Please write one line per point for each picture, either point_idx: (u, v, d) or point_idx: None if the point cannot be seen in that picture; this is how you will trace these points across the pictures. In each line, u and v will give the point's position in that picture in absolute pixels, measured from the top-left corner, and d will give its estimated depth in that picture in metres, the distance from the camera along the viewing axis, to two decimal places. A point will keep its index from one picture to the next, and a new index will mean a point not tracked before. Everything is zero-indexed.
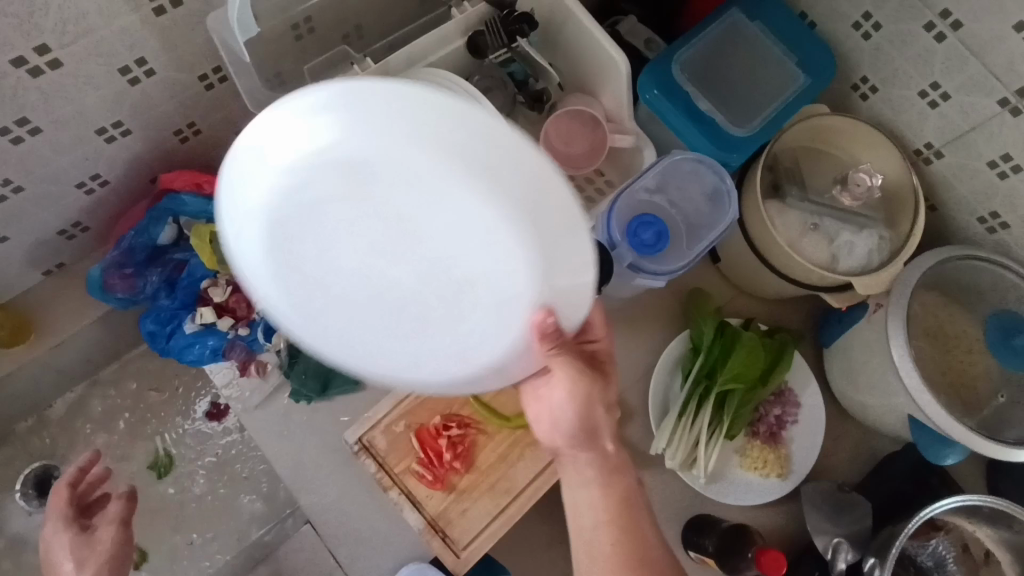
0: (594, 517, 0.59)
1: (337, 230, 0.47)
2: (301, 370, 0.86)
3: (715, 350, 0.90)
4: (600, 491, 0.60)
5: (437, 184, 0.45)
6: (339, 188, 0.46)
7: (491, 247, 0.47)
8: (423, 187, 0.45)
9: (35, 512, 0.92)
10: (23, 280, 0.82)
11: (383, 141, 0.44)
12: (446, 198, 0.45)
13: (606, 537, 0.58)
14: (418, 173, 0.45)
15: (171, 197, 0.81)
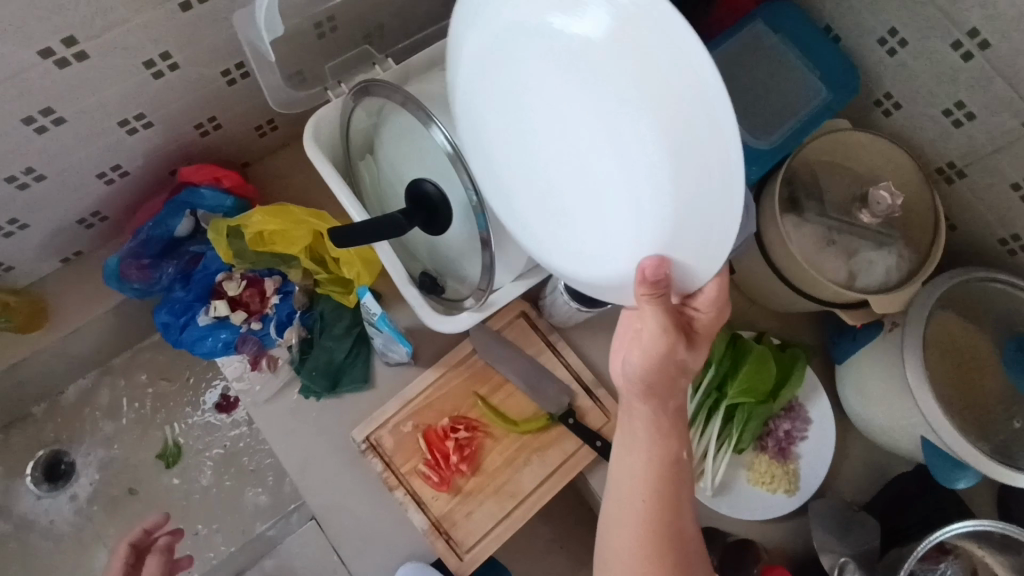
0: (643, 478, 0.55)
1: (518, 121, 0.55)
2: (312, 367, 0.87)
3: (726, 362, 0.90)
4: (656, 453, 0.55)
5: (621, 86, 0.46)
6: (542, 71, 0.50)
7: (642, 166, 0.47)
8: (605, 87, 0.47)
9: (44, 496, 0.93)
10: (41, 267, 0.83)
11: (597, 38, 0.46)
12: (621, 104, 0.46)
13: (646, 499, 0.54)
14: (610, 74, 0.46)
15: (191, 190, 0.82)
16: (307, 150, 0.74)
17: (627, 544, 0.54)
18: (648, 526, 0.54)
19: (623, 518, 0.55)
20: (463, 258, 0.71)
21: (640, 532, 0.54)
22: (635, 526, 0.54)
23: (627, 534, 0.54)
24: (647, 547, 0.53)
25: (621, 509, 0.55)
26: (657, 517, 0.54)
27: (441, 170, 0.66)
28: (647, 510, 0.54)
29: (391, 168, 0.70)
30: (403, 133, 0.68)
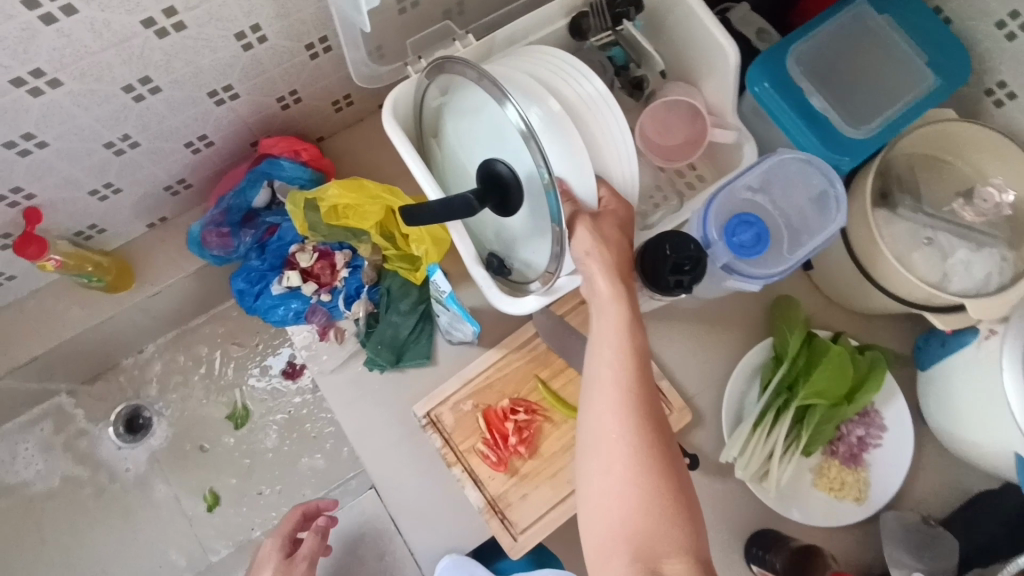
0: (612, 350, 0.62)
1: (458, 151, 0.72)
2: (377, 340, 0.87)
3: (801, 359, 0.87)
4: (619, 324, 0.63)
5: (484, 107, 0.66)
6: (450, 120, 0.71)
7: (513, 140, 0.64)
8: (478, 110, 0.66)
9: (123, 447, 0.97)
10: (129, 230, 0.87)
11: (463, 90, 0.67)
12: (489, 113, 0.65)
13: (616, 368, 0.61)
14: (478, 104, 0.66)
15: (271, 161, 0.82)
16: (385, 125, 0.74)
17: (606, 414, 0.60)
18: (621, 387, 0.60)
19: (598, 391, 0.61)
20: (530, 242, 0.70)
21: (614, 393, 0.60)
22: (609, 391, 0.61)
23: (602, 402, 0.60)
24: (624, 402, 0.60)
25: (599, 384, 0.61)
26: (627, 381, 0.61)
27: (515, 153, 0.64)
28: (619, 377, 0.61)
29: (465, 150, 0.70)
30: (476, 108, 0.66)
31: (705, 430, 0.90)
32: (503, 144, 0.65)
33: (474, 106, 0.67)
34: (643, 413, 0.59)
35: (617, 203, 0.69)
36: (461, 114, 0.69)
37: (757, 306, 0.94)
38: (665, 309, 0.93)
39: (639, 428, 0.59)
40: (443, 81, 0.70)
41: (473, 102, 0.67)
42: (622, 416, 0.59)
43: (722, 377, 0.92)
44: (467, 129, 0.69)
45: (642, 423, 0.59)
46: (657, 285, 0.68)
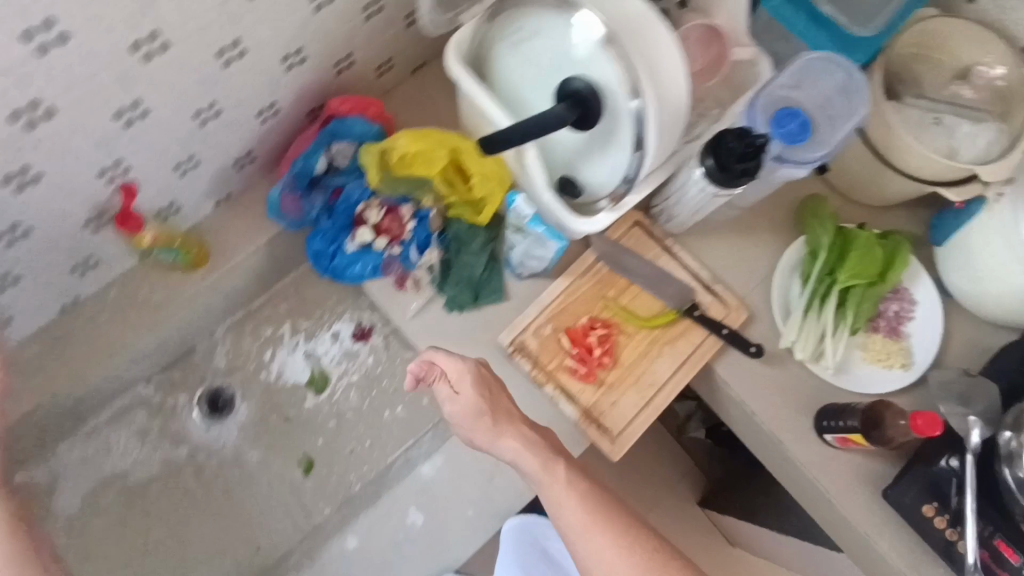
0: (551, 490, 0.77)
1: (526, 77, 0.80)
2: (454, 281, 0.94)
3: (836, 247, 0.97)
4: (547, 476, 0.78)
5: (557, 30, 0.76)
6: (518, 50, 0.79)
7: (592, 51, 0.73)
8: (552, 33, 0.76)
9: (212, 426, 1.01)
10: (200, 209, 0.91)
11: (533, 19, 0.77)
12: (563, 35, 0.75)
13: (569, 496, 0.77)
14: (550, 29, 0.76)
15: (338, 121, 0.88)
16: (450, 66, 0.80)
17: (585, 544, 0.76)
18: (581, 509, 0.77)
19: (572, 532, 0.77)
20: (602, 155, 0.80)
21: (583, 520, 0.76)
22: (577, 518, 0.77)
23: (575, 536, 0.76)
24: (590, 515, 0.77)
25: (561, 523, 0.77)
26: (580, 498, 0.78)
27: (596, 63, 0.73)
28: (573, 500, 0.77)
29: (536, 75, 0.79)
30: (547, 31, 0.76)
31: (761, 324, 0.98)
32: (580, 59, 0.74)
33: (546, 33, 0.77)
34: (595, 507, 0.77)
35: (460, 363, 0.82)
36: (530, 42, 0.78)
37: (787, 210, 1.03)
38: (707, 222, 1.01)
39: (608, 521, 0.77)
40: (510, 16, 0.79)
41: (545, 28, 0.77)
42: (597, 538, 0.75)
43: (767, 277, 1.00)
44: (538, 54, 0.78)
45: (600, 520, 0.77)
46: (725, 175, 0.76)
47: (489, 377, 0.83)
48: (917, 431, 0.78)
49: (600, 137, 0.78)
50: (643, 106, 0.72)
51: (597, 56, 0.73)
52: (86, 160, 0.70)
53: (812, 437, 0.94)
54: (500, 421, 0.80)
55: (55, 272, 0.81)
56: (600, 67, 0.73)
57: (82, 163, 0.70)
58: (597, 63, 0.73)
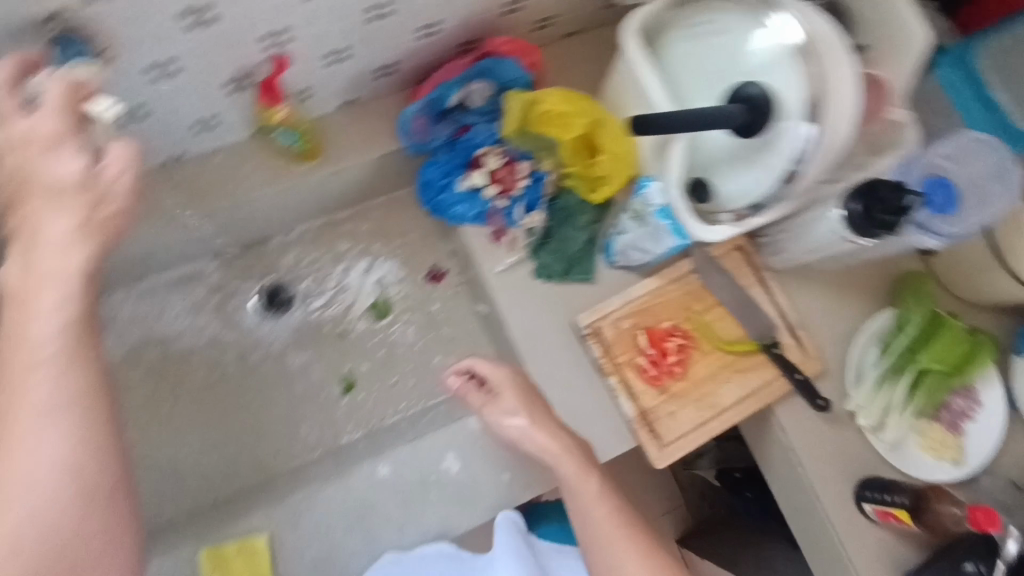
0: (583, 491, 0.78)
1: (698, 69, 0.78)
2: (552, 250, 0.93)
3: (925, 327, 0.95)
4: (581, 478, 0.78)
5: (749, 30, 0.74)
6: (700, 39, 0.78)
7: (779, 60, 0.71)
8: (742, 32, 0.75)
9: (265, 320, 1.00)
10: (326, 104, 0.89)
11: (728, 13, 0.76)
12: (754, 36, 0.74)
13: (598, 501, 0.77)
14: (743, 27, 0.75)
15: (496, 60, 0.86)
16: (625, 32, 0.79)
17: (608, 556, 0.74)
18: (611, 515, 0.77)
19: (597, 538, 0.75)
20: (746, 169, 0.78)
21: (609, 526, 0.76)
22: (605, 523, 0.76)
23: (600, 545, 0.75)
24: (618, 524, 0.76)
25: (586, 527, 0.76)
26: (610, 505, 0.77)
27: (777, 73, 0.71)
28: (604, 504, 0.77)
29: (710, 68, 0.77)
30: (739, 28, 0.75)
31: (828, 382, 0.98)
32: (764, 64, 0.73)
33: (737, 29, 0.75)
34: (625, 517, 0.77)
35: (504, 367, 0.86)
36: (715, 34, 0.77)
37: (882, 279, 1.02)
38: (804, 267, 1.00)
39: (635, 533, 0.76)
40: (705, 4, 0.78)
41: (737, 25, 0.75)
42: (623, 548, 0.74)
43: (846, 337, 1.00)
44: (720, 48, 0.76)
45: (630, 531, 0.76)
46: (863, 220, 0.75)
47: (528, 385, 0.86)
48: (973, 523, 0.78)
49: (754, 151, 0.77)
50: (812, 130, 0.70)
51: (782, 67, 0.71)
52: (254, 20, 0.68)
53: (849, 504, 0.93)
54: (541, 421, 0.82)
55: (176, 124, 0.80)
56: (782, 77, 0.71)
57: (249, 20, 0.68)
58: (780, 73, 0.71)
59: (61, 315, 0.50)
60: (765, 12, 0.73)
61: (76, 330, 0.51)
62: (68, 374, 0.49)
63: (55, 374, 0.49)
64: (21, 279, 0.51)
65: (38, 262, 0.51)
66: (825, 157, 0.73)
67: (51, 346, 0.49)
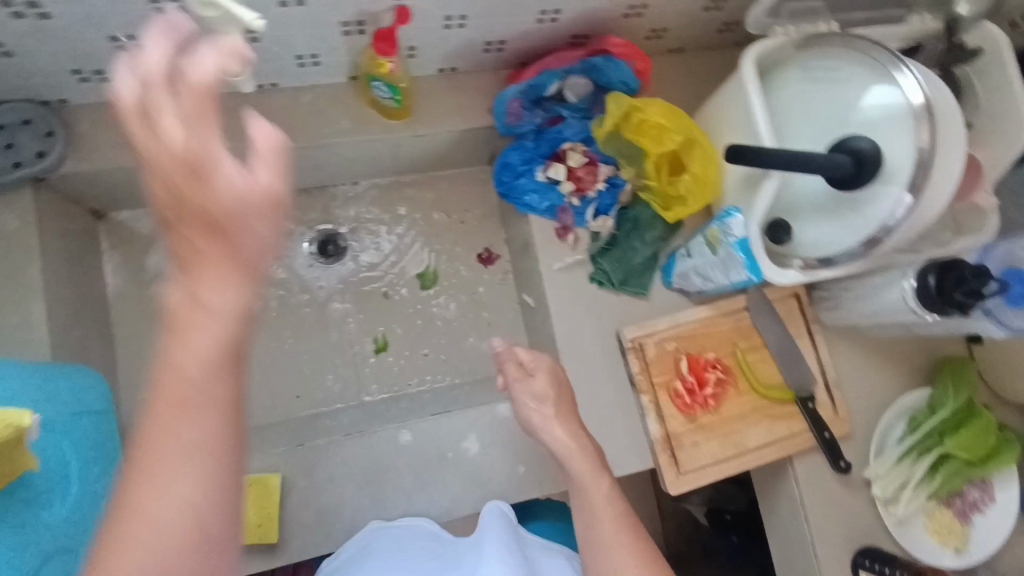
0: (595, 493, 0.72)
1: (808, 111, 0.78)
2: (614, 258, 0.93)
3: (958, 412, 0.93)
4: (594, 477, 0.74)
5: (870, 84, 0.74)
6: (817, 83, 0.78)
7: (896, 120, 0.71)
8: (863, 84, 0.74)
9: (315, 265, 1.02)
10: (426, 67, 0.90)
11: (851, 63, 0.76)
12: (874, 90, 0.73)
13: (608, 506, 0.72)
14: (864, 80, 0.74)
15: (606, 58, 0.87)
16: (744, 59, 0.79)
17: (605, 561, 0.67)
18: (620, 525, 0.70)
19: (601, 547, 0.69)
20: (832, 221, 0.78)
21: (617, 536, 0.69)
22: (612, 534, 0.69)
23: (601, 550, 0.68)
24: (626, 535, 0.69)
25: (590, 527, 0.70)
26: (620, 515, 0.71)
27: (891, 133, 0.71)
28: (612, 512, 0.71)
29: (821, 113, 0.77)
30: (860, 80, 0.74)
31: (851, 446, 0.98)
32: (879, 121, 0.72)
33: (858, 80, 0.75)
34: (632, 525, 0.70)
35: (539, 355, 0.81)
36: (833, 82, 0.77)
37: (926, 358, 1.02)
38: (853, 329, 1.00)
39: (643, 551, 0.67)
40: (829, 49, 0.78)
41: (859, 77, 0.75)
42: (629, 562, 0.66)
43: (878, 407, 1.00)
44: (836, 96, 0.76)
45: (638, 545, 0.68)
46: (938, 299, 0.75)
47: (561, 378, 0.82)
48: None
49: (844, 204, 0.76)
50: (913, 197, 0.70)
51: (897, 127, 0.71)
52: None
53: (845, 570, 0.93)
54: (566, 414, 0.79)
55: (282, 54, 0.81)
56: (895, 138, 0.71)
57: None
58: (894, 133, 0.71)
59: (215, 344, 0.42)
60: (891, 68, 0.72)
61: (222, 364, 0.42)
62: (214, 415, 0.41)
63: (204, 416, 0.41)
64: (182, 306, 0.42)
65: (206, 292, 0.42)
66: (915, 226, 0.73)
67: (198, 377, 0.41)
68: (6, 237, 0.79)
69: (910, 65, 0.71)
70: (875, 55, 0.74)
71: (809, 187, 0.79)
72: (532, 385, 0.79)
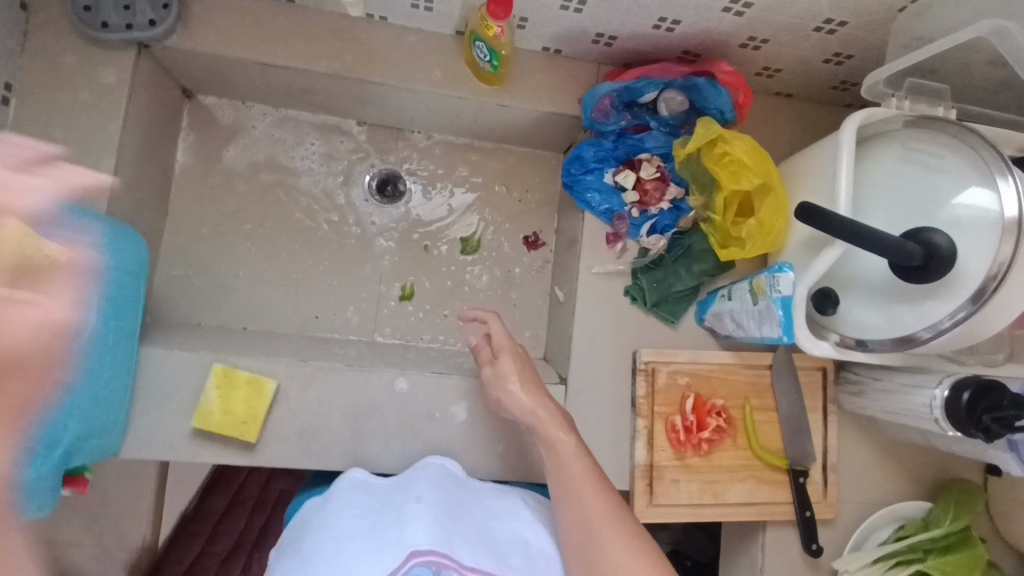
0: (570, 447, 0.75)
1: (895, 193, 0.75)
2: (654, 279, 0.92)
3: (950, 538, 0.89)
4: (563, 431, 0.76)
5: (969, 182, 0.69)
6: (914, 167, 0.74)
7: (981, 226, 0.67)
8: (959, 180, 0.70)
9: (369, 200, 1.06)
10: (532, 41, 0.91)
11: (956, 156, 0.72)
12: (970, 189, 0.69)
13: (578, 462, 0.74)
14: (963, 175, 0.70)
15: (709, 81, 0.86)
16: (846, 122, 0.76)
17: (573, 506, 0.72)
18: (591, 476, 0.73)
19: (568, 499, 0.72)
20: (881, 307, 0.76)
21: (588, 486, 0.72)
22: (585, 487, 0.72)
23: (570, 500, 0.72)
24: (594, 485, 0.73)
25: (562, 482, 0.73)
26: (589, 470, 0.74)
27: (971, 239, 0.67)
28: (583, 466, 0.74)
29: (907, 199, 0.74)
30: (959, 175, 0.71)
31: (830, 534, 0.95)
32: (962, 222, 0.68)
33: (955, 175, 0.71)
34: (597, 476, 0.74)
35: (500, 334, 0.84)
36: (931, 169, 0.73)
37: (937, 474, 0.98)
38: (869, 421, 0.97)
39: (607, 497, 0.72)
40: (938, 137, 0.74)
41: (958, 171, 0.71)
42: (597, 504, 0.71)
43: (870, 505, 0.97)
44: (929, 184, 0.72)
45: (605, 489, 0.73)
46: (963, 418, 0.72)
47: (525, 357, 0.84)
48: None
49: (899, 296, 0.74)
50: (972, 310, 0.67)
51: (978, 234, 0.67)
52: None
53: None
54: (534, 380, 0.80)
55: None
56: (973, 245, 0.67)
57: None
58: (973, 239, 0.67)
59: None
60: (993, 171, 0.68)
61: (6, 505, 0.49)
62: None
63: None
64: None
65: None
66: (963, 337, 0.71)
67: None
68: (103, 88, 0.84)
69: (1016, 173, 0.67)
70: (982, 155, 0.70)
71: (869, 268, 0.77)
72: (501, 359, 0.81)
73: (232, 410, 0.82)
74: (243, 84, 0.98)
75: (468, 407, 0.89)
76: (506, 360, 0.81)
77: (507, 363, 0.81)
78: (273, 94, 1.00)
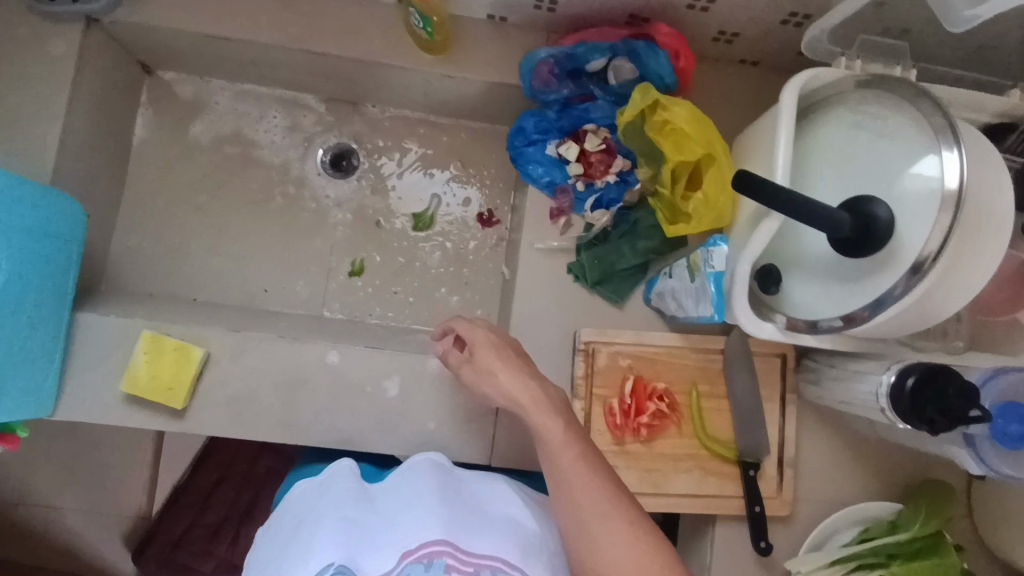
0: (556, 434, 0.67)
1: (839, 161, 0.69)
2: (597, 254, 0.88)
3: (918, 543, 0.80)
4: (549, 419, 0.68)
5: (912, 146, 0.63)
6: (859, 132, 0.68)
7: (920, 195, 0.61)
8: (902, 145, 0.64)
9: (322, 175, 1.05)
10: (474, 9, 0.88)
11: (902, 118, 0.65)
12: (912, 155, 0.62)
13: (565, 449, 0.66)
14: (907, 139, 0.63)
15: (649, 45, 0.82)
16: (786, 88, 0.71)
17: (563, 496, 0.64)
18: (581, 463, 0.65)
19: (558, 488, 0.65)
20: (824, 285, 0.70)
21: (578, 472, 0.64)
22: (574, 477, 0.64)
23: (561, 488, 0.65)
24: (586, 468, 0.65)
25: (552, 471, 0.65)
26: (579, 457, 0.65)
27: (910, 210, 0.61)
28: (570, 455, 0.65)
29: (850, 167, 0.68)
30: (902, 140, 0.64)
31: (787, 532, 0.89)
32: (902, 192, 0.62)
33: (899, 140, 0.64)
34: (592, 462, 0.66)
35: (472, 328, 0.75)
36: (876, 134, 0.66)
37: (910, 473, 0.91)
38: (833, 413, 0.90)
39: (604, 487, 0.64)
40: (885, 99, 0.67)
41: (902, 135, 0.64)
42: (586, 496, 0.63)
43: (833, 503, 0.90)
44: (872, 150, 0.66)
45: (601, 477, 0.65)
46: (911, 409, 0.65)
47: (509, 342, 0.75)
48: None
49: (841, 272, 0.68)
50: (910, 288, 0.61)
51: (917, 204, 0.61)
52: None
53: None
54: (516, 362, 0.72)
55: None
56: (911, 216, 0.61)
57: None
58: (911, 210, 0.61)
59: None
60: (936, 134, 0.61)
61: None
62: None
63: None
64: None
65: None
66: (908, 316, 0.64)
67: None
68: (49, 59, 0.85)
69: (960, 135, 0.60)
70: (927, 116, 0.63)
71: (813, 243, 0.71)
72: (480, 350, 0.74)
73: (160, 376, 0.83)
74: (195, 58, 0.99)
75: (400, 383, 0.87)
76: (483, 352, 0.73)
77: (485, 348, 0.73)
78: (227, 68, 1.00)
